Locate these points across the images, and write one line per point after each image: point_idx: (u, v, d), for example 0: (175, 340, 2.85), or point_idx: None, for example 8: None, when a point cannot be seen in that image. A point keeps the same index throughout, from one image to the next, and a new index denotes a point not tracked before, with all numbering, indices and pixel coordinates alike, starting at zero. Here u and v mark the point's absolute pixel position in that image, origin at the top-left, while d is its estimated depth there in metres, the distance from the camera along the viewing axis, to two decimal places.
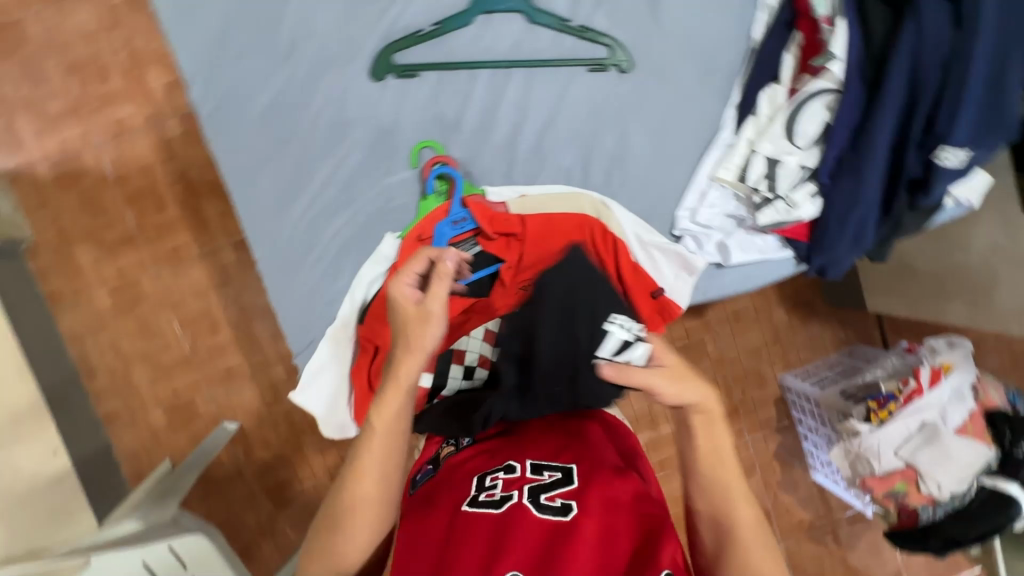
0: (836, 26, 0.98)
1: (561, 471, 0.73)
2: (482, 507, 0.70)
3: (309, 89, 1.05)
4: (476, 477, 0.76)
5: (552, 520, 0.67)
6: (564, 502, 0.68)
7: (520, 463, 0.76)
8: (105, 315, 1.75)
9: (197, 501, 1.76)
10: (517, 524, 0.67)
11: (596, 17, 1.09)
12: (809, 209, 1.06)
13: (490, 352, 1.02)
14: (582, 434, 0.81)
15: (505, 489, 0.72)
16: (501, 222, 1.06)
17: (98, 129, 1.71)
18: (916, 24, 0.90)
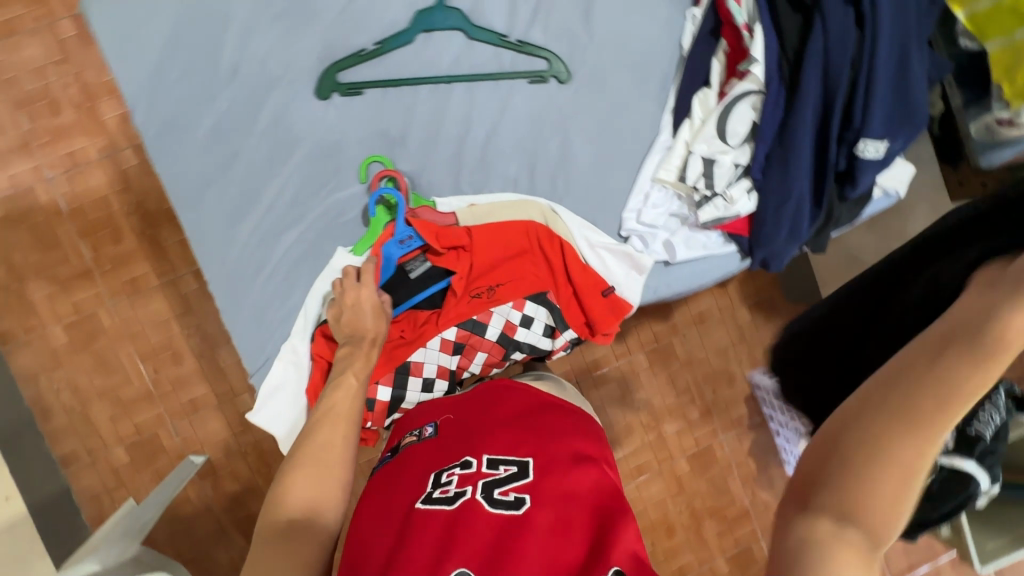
0: (754, 31, 1.04)
1: (516, 465, 0.73)
2: (436, 504, 0.69)
3: (255, 110, 1.07)
4: (432, 474, 0.75)
5: (505, 516, 0.66)
6: (517, 497, 0.68)
7: (477, 459, 0.75)
8: (60, 353, 1.70)
9: (164, 540, 1.70)
10: (468, 522, 0.65)
11: (533, 32, 1.14)
12: (746, 203, 1.10)
13: (447, 362, 1.08)
14: (539, 424, 0.82)
15: (460, 486, 0.71)
16: (448, 236, 1.07)
17: (49, 163, 1.68)
18: (823, 27, 0.97)
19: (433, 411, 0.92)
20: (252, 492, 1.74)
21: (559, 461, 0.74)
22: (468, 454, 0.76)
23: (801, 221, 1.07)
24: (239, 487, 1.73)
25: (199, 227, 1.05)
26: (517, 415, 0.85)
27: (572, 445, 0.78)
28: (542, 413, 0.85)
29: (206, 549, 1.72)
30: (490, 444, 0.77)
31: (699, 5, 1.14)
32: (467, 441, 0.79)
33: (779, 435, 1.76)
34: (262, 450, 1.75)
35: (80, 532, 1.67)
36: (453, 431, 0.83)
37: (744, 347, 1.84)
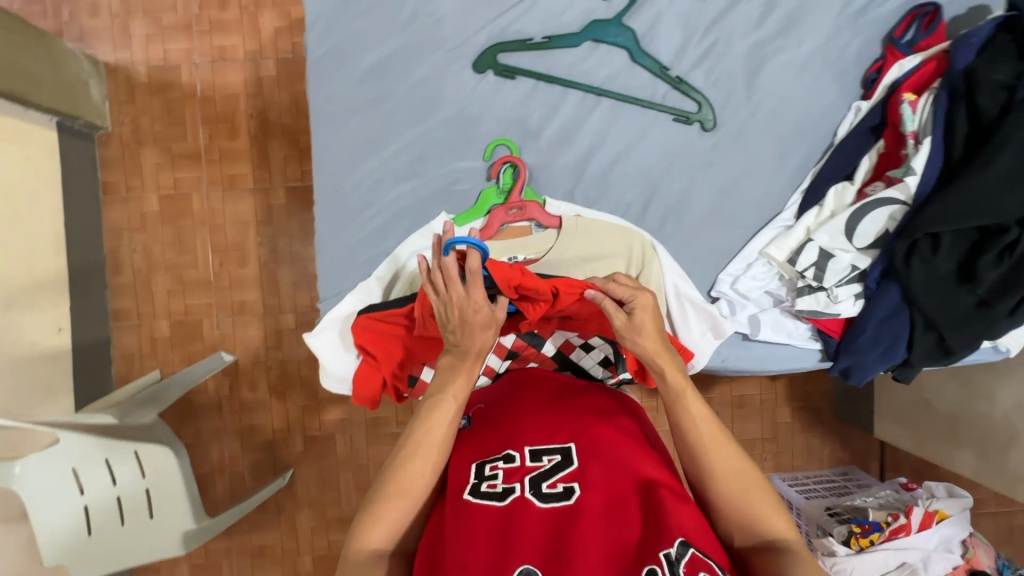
0: (922, 143, 1.00)
1: (560, 453, 0.73)
2: (485, 500, 0.69)
3: (413, 62, 1.12)
4: (476, 467, 0.75)
5: (557, 506, 0.67)
6: (566, 487, 0.69)
7: (519, 451, 0.75)
8: (148, 218, 1.81)
9: (172, 419, 1.78)
10: (521, 518, 0.66)
11: (694, 74, 1.14)
12: (849, 307, 1.06)
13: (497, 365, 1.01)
14: (576, 404, 0.81)
15: (506, 481, 0.71)
16: (530, 284, 0.85)
17: (200, 50, 1.81)
18: (991, 157, 0.92)
19: (470, 402, 0.91)
20: (263, 405, 1.80)
21: (598, 442, 0.73)
22: (509, 447, 0.76)
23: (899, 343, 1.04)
24: (252, 396, 1.80)
25: (326, 150, 1.10)
26: (552, 398, 0.84)
27: (608, 420, 0.78)
28: (576, 394, 0.85)
29: (204, 441, 1.79)
30: (527, 433, 0.76)
31: (868, 100, 1.11)
32: (506, 430, 0.79)
33: None
34: (286, 370, 1.81)
35: (105, 383, 1.77)
36: (490, 422, 0.82)
37: (773, 446, 1.77)
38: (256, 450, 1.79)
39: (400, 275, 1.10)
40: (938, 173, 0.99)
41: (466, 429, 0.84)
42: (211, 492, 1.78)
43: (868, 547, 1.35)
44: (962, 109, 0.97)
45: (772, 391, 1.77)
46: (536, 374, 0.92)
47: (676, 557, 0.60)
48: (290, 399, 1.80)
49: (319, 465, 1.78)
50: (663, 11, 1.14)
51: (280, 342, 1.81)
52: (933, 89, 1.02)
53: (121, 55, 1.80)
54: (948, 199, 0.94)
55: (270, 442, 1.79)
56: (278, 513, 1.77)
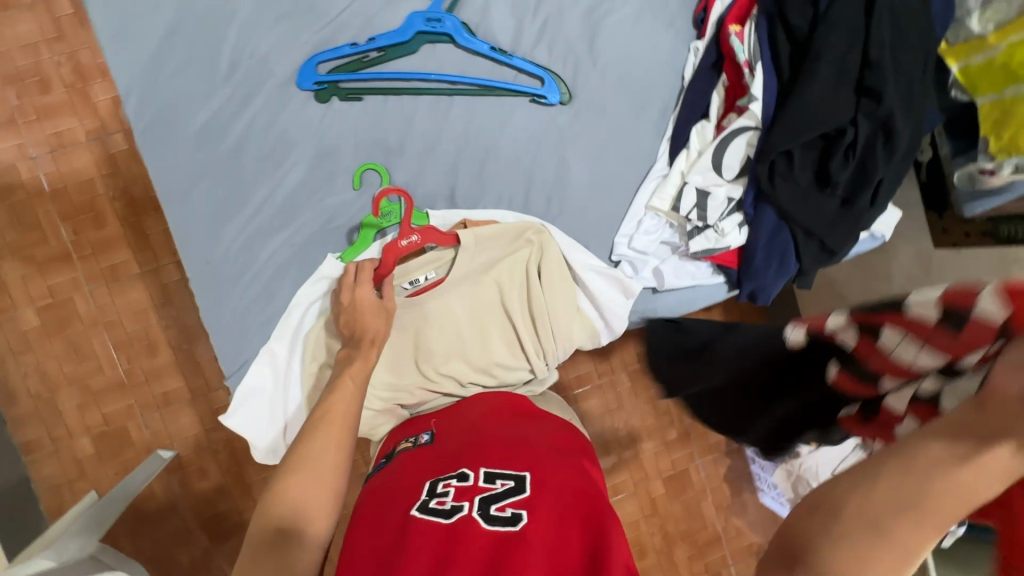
0: (755, 69, 1.05)
1: (513, 480, 0.72)
2: (433, 516, 0.67)
3: (250, 108, 1.05)
4: (430, 483, 0.75)
5: (501, 531, 0.64)
6: (514, 512, 0.66)
7: (475, 471, 0.74)
8: (31, 336, 1.64)
9: (125, 535, 1.65)
10: (466, 538, 0.63)
11: (537, 51, 1.14)
12: (736, 237, 1.12)
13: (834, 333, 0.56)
14: (531, 438, 0.81)
15: (456, 499, 0.70)
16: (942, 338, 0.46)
17: (34, 142, 1.64)
18: (812, 71, 0.98)
19: (439, 419, 0.94)
20: (219, 492, 1.69)
21: (552, 474, 0.73)
22: (465, 467, 0.75)
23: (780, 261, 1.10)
24: (206, 485, 1.69)
25: (186, 221, 1.03)
26: (514, 429, 0.84)
27: (564, 458, 0.78)
28: (535, 429, 0.85)
29: (167, 547, 1.67)
30: (486, 457, 0.76)
31: (702, 39, 1.16)
32: (465, 454, 0.79)
33: (754, 463, 1.77)
34: (233, 448, 1.70)
35: (37, 523, 1.61)
36: (453, 436, 0.85)
37: None
38: (226, 538, 1.69)
39: (300, 327, 1.05)
40: (777, 97, 1.05)
41: (427, 443, 0.87)
42: None
43: None
44: (780, 31, 1.03)
45: (710, 322, 1.85)
46: (490, 409, 0.92)
47: None
48: (247, 475, 1.70)
49: None
50: None
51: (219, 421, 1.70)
52: (753, 17, 1.08)
53: None
54: (787, 120, 1.00)
55: (239, 524, 1.70)
56: None
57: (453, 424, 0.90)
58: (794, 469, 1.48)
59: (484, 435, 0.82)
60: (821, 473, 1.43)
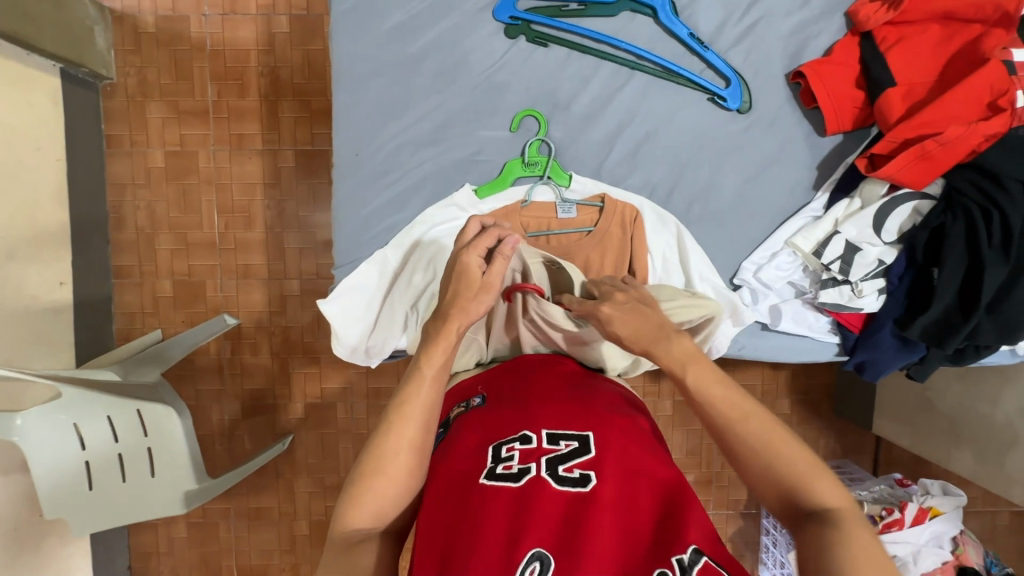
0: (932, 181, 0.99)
1: (577, 441, 0.69)
2: (501, 480, 0.66)
3: (439, 24, 1.07)
4: (490, 447, 0.71)
5: (572, 492, 0.64)
6: (582, 474, 0.66)
7: (537, 433, 0.71)
8: (153, 174, 1.76)
9: (172, 378, 1.77)
10: (538, 498, 0.63)
11: (731, 53, 1.09)
12: (872, 302, 1.05)
13: None
14: (592, 400, 0.76)
15: (523, 462, 0.67)
16: None
17: (211, 1, 1.73)
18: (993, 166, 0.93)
19: (485, 381, 0.87)
20: (263, 371, 1.78)
21: (615, 434, 0.70)
22: (526, 428, 0.71)
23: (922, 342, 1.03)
24: (254, 361, 1.78)
25: (347, 111, 1.06)
26: (575, 390, 0.79)
27: (625, 416, 0.74)
28: (590, 388, 0.80)
29: (204, 402, 1.78)
30: (547, 417, 0.73)
31: None
32: (524, 412, 0.74)
33: (767, 533, 1.69)
34: (288, 337, 1.79)
35: (106, 340, 1.75)
36: (508, 395, 0.79)
37: None
38: (255, 414, 1.79)
39: (413, 246, 1.07)
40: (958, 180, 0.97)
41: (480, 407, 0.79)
42: (208, 453, 1.78)
43: None
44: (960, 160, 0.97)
45: (775, 381, 1.76)
46: (542, 364, 0.86)
47: (689, 563, 0.57)
48: (292, 365, 1.78)
49: (318, 432, 1.78)
50: None
51: (284, 307, 1.78)
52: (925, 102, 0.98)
53: (128, 2, 1.72)
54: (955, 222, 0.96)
55: (269, 406, 1.79)
56: (276, 478, 1.76)
57: (503, 381, 0.84)
58: None
59: (545, 395, 0.78)
60: None
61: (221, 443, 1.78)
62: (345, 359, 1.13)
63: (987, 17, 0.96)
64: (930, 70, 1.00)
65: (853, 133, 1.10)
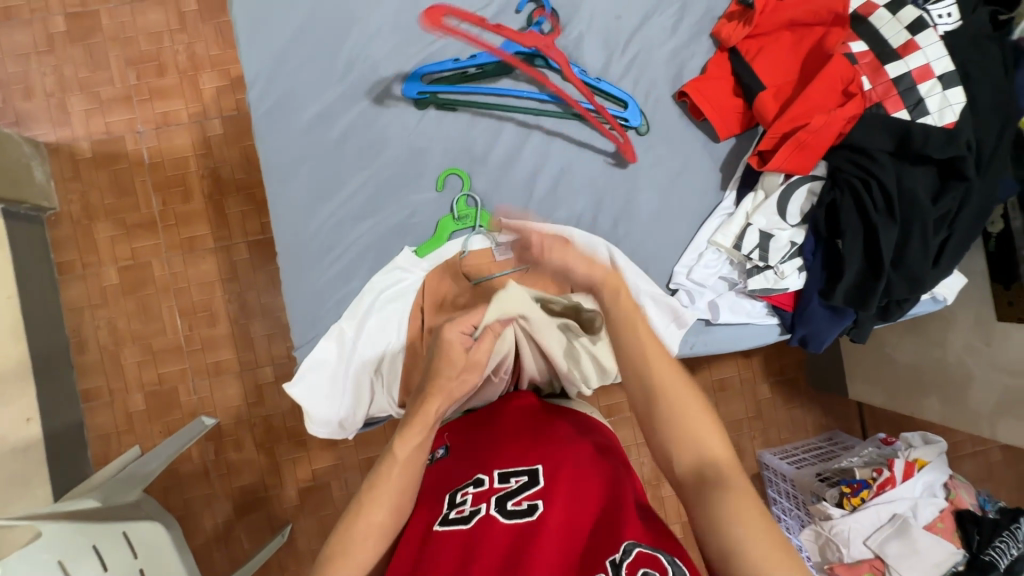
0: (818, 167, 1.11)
1: (526, 475, 0.76)
2: (453, 524, 0.73)
3: (352, 107, 1.16)
4: (448, 495, 0.79)
5: (518, 524, 0.71)
6: (529, 505, 0.72)
7: (488, 476, 0.78)
8: (109, 292, 1.78)
9: (157, 491, 1.73)
10: (487, 535, 0.70)
11: (622, 83, 1.21)
12: (796, 281, 1.13)
13: (929, 86, 1.02)
14: (545, 433, 0.83)
15: (474, 504, 0.75)
16: None
17: (143, 118, 1.81)
18: (864, 144, 1.05)
19: (449, 430, 0.93)
20: (252, 464, 1.77)
21: (564, 462, 0.77)
22: (480, 472, 0.79)
23: (848, 308, 1.11)
24: (240, 456, 1.77)
25: (283, 200, 1.13)
26: (530, 426, 0.86)
27: (578, 441, 0.80)
28: (545, 421, 0.87)
29: (195, 509, 1.74)
30: (499, 459, 0.80)
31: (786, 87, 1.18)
32: (479, 459, 0.82)
33: (779, 520, 1.71)
34: (271, 424, 1.78)
35: (83, 467, 1.71)
36: (468, 445, 0.87)
37: (758, 423, 1.81)
38: (249, 510, 1.75)
39: (365, 316, 1.12)
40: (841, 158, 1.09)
41: (444, 459, 0.88)
42: (207, 562, 1.72)
43: (860, 505, 1.41)
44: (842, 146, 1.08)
45: (748, 369, 1.82)
46: (497, 405, 0.93)
47: (620, 561, 0.63)
48: (280, 451, 1.77)
49: (318, 515, 1.75)
50: (585, 31, 1.21)
51: (262, 396, 1.79)
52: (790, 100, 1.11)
53: (62, 134, 1.79)
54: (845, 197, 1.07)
55: (263, 499, 1.76)
56: (281, 572, 1.72)
57: (468, 428, 0.91)
58: (822, 531, 1.44)
59: (500, 438, 0.85)
60: (853, 539, 1.39)
61: (219, 549, 1.73)
62: (324, 436, 1.16)
63: (825, 19, 1.10)
64: (792, 70, 1.13)
65: (744, 134, 1.21)
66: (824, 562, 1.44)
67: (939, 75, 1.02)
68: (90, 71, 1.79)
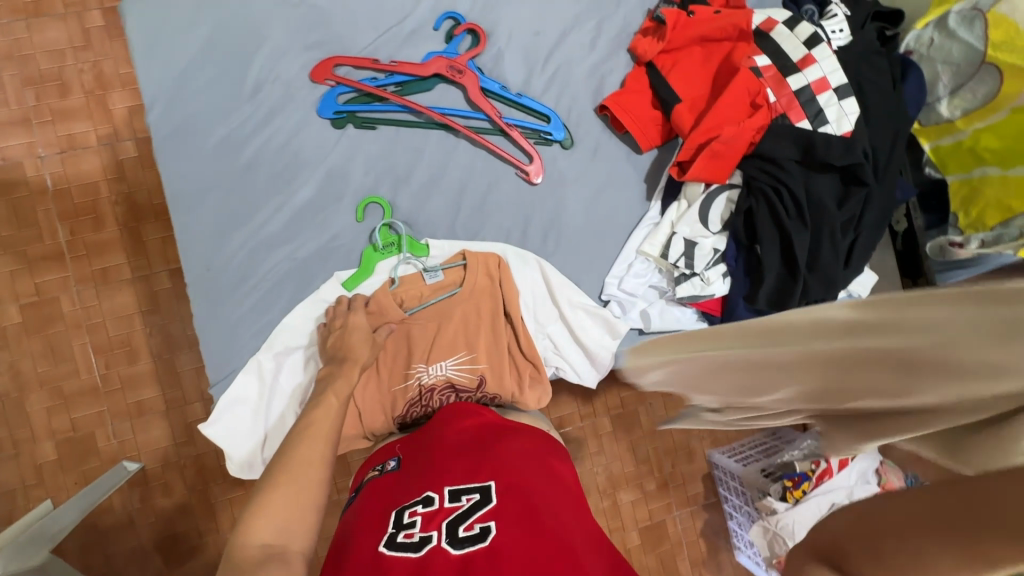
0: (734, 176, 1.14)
1: (479, 492, 0.73)
2: (401, 550, 0.68)
3: (265, 127, 1.10)
4: (394, 513, 0.74)
5: (471, 550, 0.66)
6: (482, 527, 0.68)
7: (439, 493, 0.74)
8: (10, 333, 1.61)
9: (72, 549, 1.56)
10: (437, 564, 0.65)
11: (546, 97, 1.22)
12: (721, 287, 1.15)
13: (827, 98, 1.08)
14: (498, 446, 0.81)
15: (425, 529, 0.70)
16: None
17: (43, 142, 1.66)
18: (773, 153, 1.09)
19: (401, 444, 0.90)
20: (182, 511, 1.63)
21: (518, 478, 0.75)
22: (430, 489, 0.75)
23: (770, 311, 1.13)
24: (169, 502, 1.62)
25: (191, 227, 1.06)
26: (485, 439, 0.83)
27: (536, 460, 0.79)
28: (502, 434, 0.85)
29: (118, 566, 1.58)
30: (450, 475, 0.77)
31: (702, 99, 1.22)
32: (428, 475, 0.78)
33: (732, 518, 1.74)
34: (202, 465, 1.65)
35: None
36: (416, 460, 0.83)
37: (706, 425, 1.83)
38: (181, 560, 1.61)
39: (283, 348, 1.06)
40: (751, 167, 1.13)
41: (393, 471, 0.83)
42: None
43: (802, 498, 1.46)
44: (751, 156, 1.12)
45: None
46: (448, 418, 0.90)
47: None
48: (213, 493, 1.64)
49: None
50: (506, 46, 1.21)
51: (191, 435, 1.66)
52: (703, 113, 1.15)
53: None
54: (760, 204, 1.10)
55: (197, 547, 1.62)
56: None
57: (417, 444, 0.88)
58: (769, 526, 1.47)
59: (453, 452, 0.81)
60: (797, 532, 1.43)
61: None
62: (249, 476, 1.08)
63: (731, 36, 1.15)
64: (703, 84, 1.17)
65: (665, 146, 1.24)
66: (773, 555, 1.47)
67: (835, 87, 1.08)
68: None
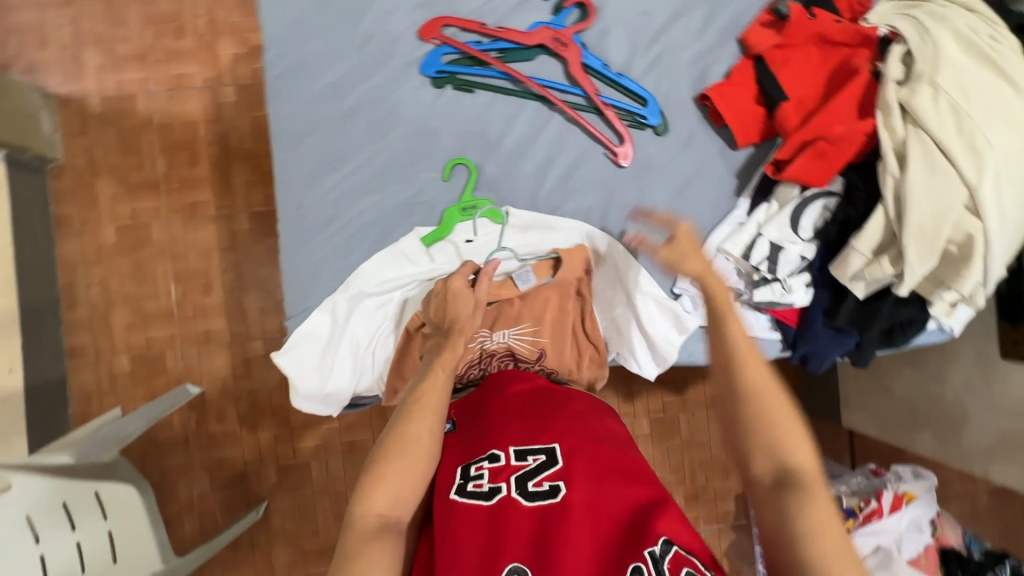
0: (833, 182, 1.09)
1: (544, 453, 0.74)
2: (472, 499, 0.70)
3: (368, 79, 1.14)
4: (459, 468, 0.76)
5: (542, 505, 0.69)
6: (552, 485, 0.70)
7: (504, 451, 0.76)
8: (105, 250, 1.75)
9: (133, 455, 1.69)
10: (510, 517, 0.68)
11: (643, 81, 1.19)
12: (801, 296, 1.11)
13: None
14: (560, 411, 0.81)
15: (493, 481, 0.72)
16: None
17: (156, 78, 1.78)
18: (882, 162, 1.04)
19: (455, 404, 0.91)
20: (231, 438, 1.73)
21: (580, 444, 0.75)
22: (494, 447, 0.77)
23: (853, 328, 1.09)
24: (221, 428, 1.73)
25: (289, 166, 1.11)
26: (546, 402, 0.84)
27: (597, 428, 0.79)
28: (559, 401, 0.85)
29: (169, 478, 1.71)
30: (511, 434, 0.77)
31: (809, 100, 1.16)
32: (489, 433, 0.79)
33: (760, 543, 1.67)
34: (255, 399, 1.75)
35: (61, 424, 1.68)
36: (473, 420, 0.84)
37: None
38: (223, 484, 1.71)
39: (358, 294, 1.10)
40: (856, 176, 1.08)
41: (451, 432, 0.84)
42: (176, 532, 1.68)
43: None
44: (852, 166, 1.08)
45: None
46: (504, 381, 0.90)
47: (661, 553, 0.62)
48: (261, 427, 1.73)
49: (293, 495, 1.71)
50: (611, 25, 1.19)
51: (249, 369, 1.75)
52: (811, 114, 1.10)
53: (73, 87, 1.76)
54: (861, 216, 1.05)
55: (239, 475, 1.72)
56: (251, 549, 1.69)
57: (473, 405, 0.88)
58: None
59: (514, 414, 0.82)
60: None
61: (190, 520, 1.69)
62: (309, 410, 1.13)
63: (854, 35, 1.09)
64: (816, 83, 1.11)
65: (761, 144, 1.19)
66: None
67: None
68: (108, 26, 1.77)
